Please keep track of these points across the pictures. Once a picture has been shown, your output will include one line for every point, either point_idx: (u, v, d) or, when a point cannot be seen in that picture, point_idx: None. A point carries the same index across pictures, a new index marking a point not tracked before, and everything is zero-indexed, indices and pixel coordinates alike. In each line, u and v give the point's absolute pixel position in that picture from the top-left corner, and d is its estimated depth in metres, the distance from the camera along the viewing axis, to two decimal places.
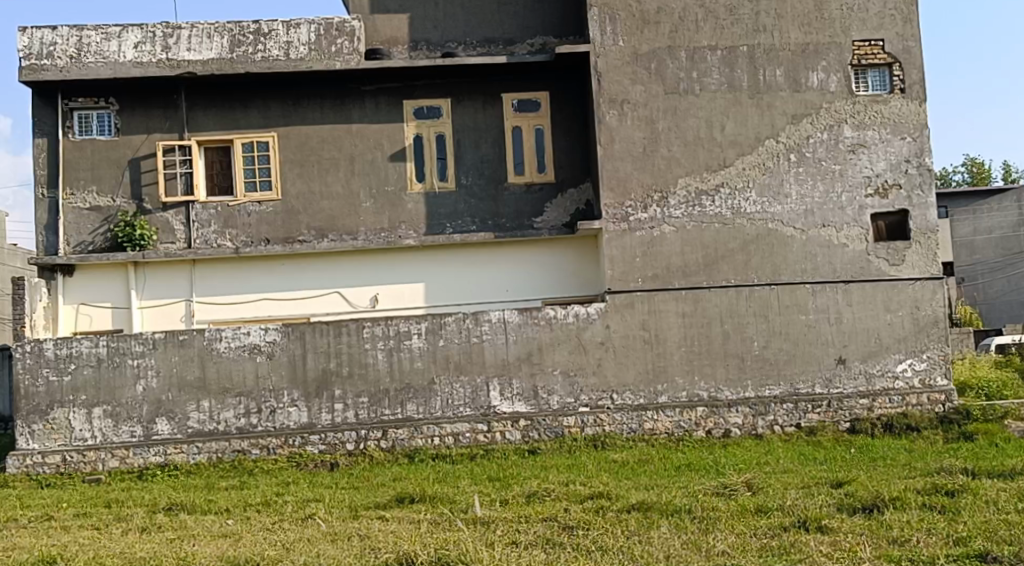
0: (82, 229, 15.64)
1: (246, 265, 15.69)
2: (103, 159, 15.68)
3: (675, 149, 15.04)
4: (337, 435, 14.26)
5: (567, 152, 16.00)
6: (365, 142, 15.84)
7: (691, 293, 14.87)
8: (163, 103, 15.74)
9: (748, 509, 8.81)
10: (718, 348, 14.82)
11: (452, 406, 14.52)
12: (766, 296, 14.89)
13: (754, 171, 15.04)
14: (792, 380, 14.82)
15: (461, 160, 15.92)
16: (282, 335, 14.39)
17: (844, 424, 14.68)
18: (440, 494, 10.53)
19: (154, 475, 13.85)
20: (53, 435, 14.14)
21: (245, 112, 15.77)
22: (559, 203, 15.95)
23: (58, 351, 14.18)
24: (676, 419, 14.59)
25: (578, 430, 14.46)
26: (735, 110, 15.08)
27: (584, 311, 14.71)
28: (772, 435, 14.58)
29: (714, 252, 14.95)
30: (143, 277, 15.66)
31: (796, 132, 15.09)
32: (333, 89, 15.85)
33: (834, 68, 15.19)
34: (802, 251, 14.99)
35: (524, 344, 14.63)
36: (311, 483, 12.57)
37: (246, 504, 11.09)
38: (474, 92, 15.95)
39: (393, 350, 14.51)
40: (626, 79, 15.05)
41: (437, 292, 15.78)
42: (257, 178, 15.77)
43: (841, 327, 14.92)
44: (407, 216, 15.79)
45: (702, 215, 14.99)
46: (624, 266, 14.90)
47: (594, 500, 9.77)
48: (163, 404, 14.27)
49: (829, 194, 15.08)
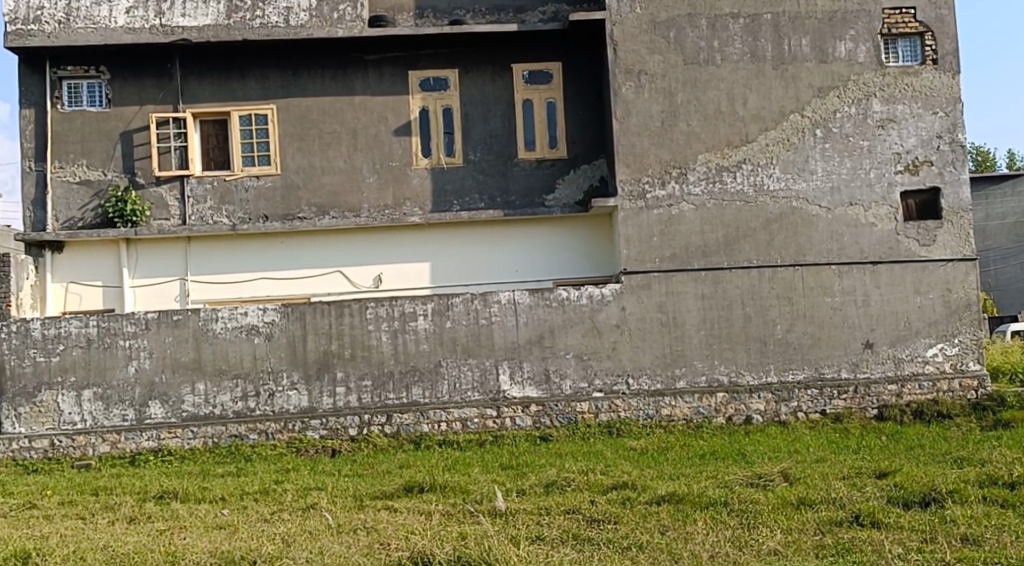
0: (72, 203, 14.90)
1: (243, 242, 14.96)
2: (93, 131, 14.95)
3: (695, 123, 14.31)
4: (338, 420, 13.57)
5: (580, 126, 15.27)
6: (368, 114, 15.10)
7: (711, 274, 14.15)
8: (156, 72, 14.99)
9: (790, 501, 8.10)
10: (739, 331, 14.11)
11: (459, 390, 13.80)
12: (790, 277, 14.17)
13: (778, 146, 14.32)
14: (817, 364, 14.12)
15: (469, 135, 15.18)
16: (281, 315, 13.66)
17: (872, 411, 14.00)
18: (451, 483, 9.83)
19: (146, 461, 13.18)
20: (40, 419, 13.42)
21: (242, 82, 15.03)
22: (572, 179, 15.23)
23: (45, 331, 13.47)
24: (695, 405, 13.90)
25: (592, 416, 13.79)
26: (759, 82, 14.34)
27: (598, 292, 13.99)
28: (796, 423, 13.90)
29: (735, 231, 14.24)
30: (135, 255, 14.93)
31: (822, 105, 14.36)
32: (335, 58, 15.10)
33: (863, 38, 14.44)
34: (827, 230, 14.28)
35: (536, 327, 13.90)
36: (312, 471, 11.87)
37: (243, 492, 10.37)
38: (483, 63, 15.20)
39: (397, 331, 13.79)
40: (643, 48, 14.31)
41: (444, 271, 15.04)
42: (255, 152, 15.04)
43: (868, 310, 14.21)
44: (412, 193, 15.07)
45: (722, 192, 14.27)
46: (640, 246, 14.18)
47: (618, 491, 9.08)
48: (156, 387, 13.54)
49: (857, 170, 14.35)
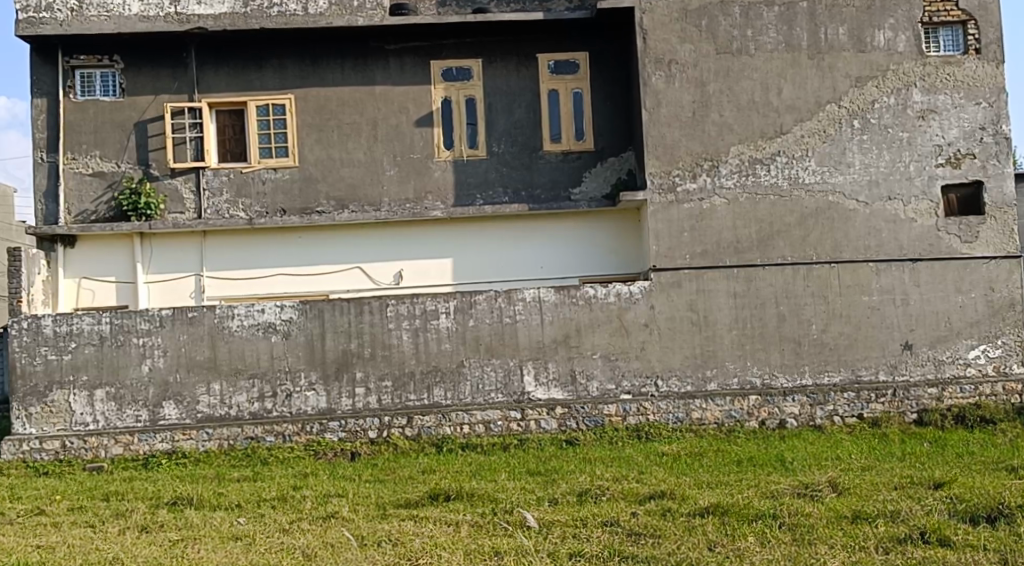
0: (84, 197, 14.50)
1: (260, 237, 14.53)
2: (107, 122, 14.53)
3: (727, 114, 13.81)
4: (358, 422, 13.12)
5: (608, 118, 14.78)
6: (389, 105, 14.64)
7: (743, 272, 13.64)
8: (172, 61, 14.56)
9: (844, 516, 7.74)
10: (773, 331, 13.59)
11: (483, 391, 13.33)
12: (825, 274, 13.66)
13: (813, 139, 13.80)
14: (853, 366, 13.60)
15: (492, 126, 14.70)
16: (299, 313, 13.22)
17: (911, 415, 13.46)
18: (480, 491, 9.38)
19: (160, 463, 12.75)
20: (51, 419, 13.02)
21: (259, 72, 14.59)
22: (598, 173, 14.74)
23: (57, 328, 13.06)
24: (726, 408, 13.37)
25: (619, 419, 13.30)
26: (794, 72, 13.83)
27: (627, 290, 13.50)
28: (832, 427, 13.37)
29: (768, 227, 13.74)
30: (149, 249, 14.52)
31: (860, 96, 13.84)
32: (355, 47, 14.64)
33: (903, 27, 13.90)
34: (865, 226, 13.76)
35: (562, 326, 13.41)
36: (331, 475, 11.42)
37: (259, 499, 9.92)
38: (507, 52, 14.73)
39: (419, 330, 13.32)
40: (674, 37, 13.81)
41: (466, 268, 14.58)
42: (273, 144, 14.60)
43: (907, 309, 13.68)
44: (434, 186, 14.61)
45: (756, 186, 13.76)
46: (670, 241, 13.69)
47: (657, 502, 8.61)
48: (170, 386, 13.11)
49: (896, 163, 13.83)
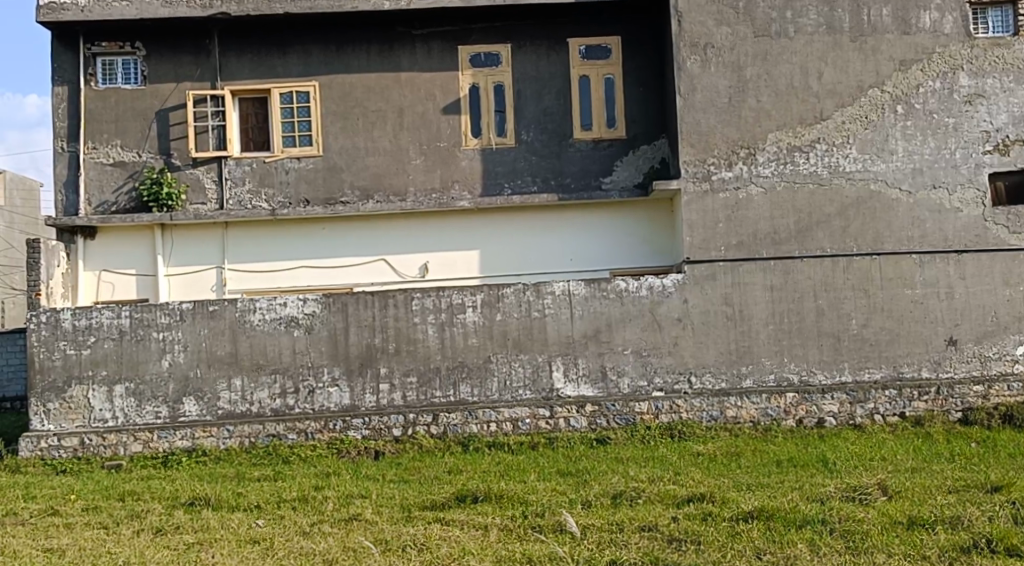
0: (105, 187, 14.19)
1: (283, 229, 14.17)
2: (128, 110, 14.20)
3: (765, 100, 13.33)
4: (381, 419, 12.73)
5: (641, 105, 14.33)
6: (415, 92, 14.25)
7: (781, 264, 13.16)
8: (194, 48, 14.22)
9: (900, 522, 7.43)
10: (811, 325, 13.10)
11: (510, 388, 12.91)
12: (867, 267, 13.16)
13: (855, 125, 13.30)
14: (896, 363, 13.10)
15: (521, 114, 14.28)
16: (322, 306, 12.85)
17: (956, 414, 12.95)
18: (509, 492, 8.98)
19: (180, 461, 12.41)
20: (70, 415, 12.72)
21: (282, 58, 14.23)
22: (631, 161, 14.30)
23: (76, 322, 12.75)
24: (762, 406, 12.89)
25: (652, 417, 12.84)
26: (836, 55, 13.33)
27: (660, 283, 13.05)
28: (873, 426, 12.87)
29: (807, 217, 13.25)
30: (170, 241, 14.19)
31: (904, 80, 13.32)
32: (381, 32, 14.25)
33: (949, 7, 13.42)
34: (908, 216, 13.25)
35: (592, 320, 12.98)
36: (355, 475, 11.04)
37: (279, 499, 9.54)
38: (537, 37, 14.29)
39: (445, 324, 12.92)
40: (710, 19, 13.34)
41: (494, 260, 14.17)
42: (296, 132, 14.24)
43: (951, 303, 13.18)
44: (461, 175, 14.21)
45: (795, 174, 13.28)
46: (705, 233, 13.22)
47: (696, 506, 8.22)
48: (191, 382, 12.78)
49: (942, 151, 13.32)
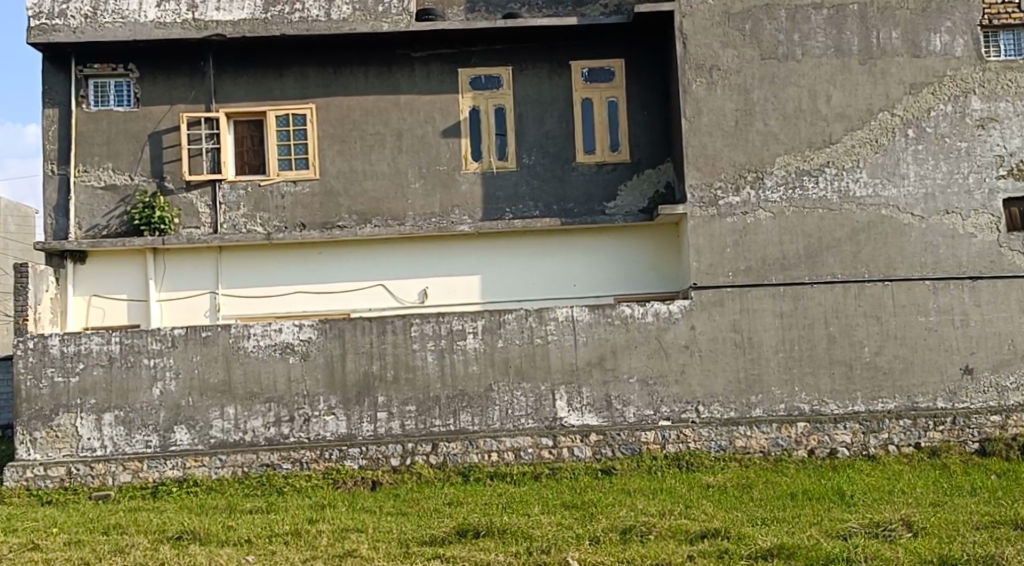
0: (96, 211, 13.83)
1: (278, 253, 13.80)
2: (120, 133, 13.86)
3: (773, 123, 13.00)
4: (379, 449, 12.31)
5: (645, 128, 14.00)
6: (415, 115, 13.92)
7: (790, 290, 12.79)
8: (188, 69, 13.90)
9: (930, 562, 7.23)
10: (822, 353, 12.72)
11: (512, 417, 12.51)
12: (879, 293, 12.79)
13: (865, 149, 12.97)
14: (910, 392, 12.71)
15: (523, 137, 13.95)
16: (318, 332, 12.47)
17: (972, 445, 12.54)
18: (512, 527, 8.59)
19: (170, 492, 11.99)
20: (57, 445, 12.30)
21: (279, 80, 13.91)
22: (635, 185, 13.95)
23: (65, 348, 12.36)
24: (773, 436, 12.49)
25: (658, 447, 12.43)
26: (844, 78, 13.02)
27: (666, 309, 12.68)
28: (887, 457, 12.46)
29: (817, 242, 12.89)
30: (163, 266, 13.81)
31: (914, 103, 13.00)
32: (379, 54, 13.94)
33: (960, 30, 13.12)
34: (921, 241, 12.90)
35: (596, 347, 12.59)
36: (351, 507, 10.61)
37: (271, 533, 9.12)
38: (538, 59, 13.99)
39: (444, 351, 12.52)
40: (715, 41, 13.02)
41: (495, 286, 13.80)
42: (293, 155, 13.90)
43: (966, 331, 12.80)
44: (461, 199, 13.86)
45: (803, 199, 12.94)
46: (712, 258, 12.86)
47: (710, 543, 7.90)
48: (182, 410, 12.37)
49: (954, 175, 12.98)
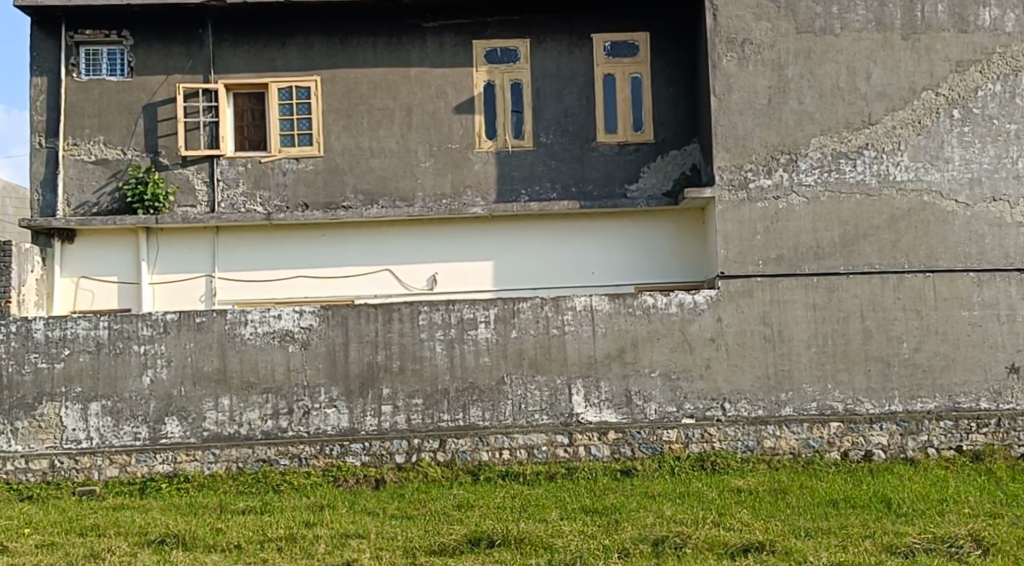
0: (86, 187, 13.03)
1: (279, 235, 12.99)
2: (112, 105, 13.04)
3: (809, 102, 12.15)
4: (383, 445, 11.53)
5: (670, 105, 13.14)
6: (425, 89, 13.09)
7: (824, 281, 11.94)
8: (186, 37, 13.07)
9: None
10: (857, 349, 11.87)
11: (525, 412, 11.67)
12: (919, 285, 11.95)
13: (906, 130, 12.10)
14: (951, 392, 11.87)
15: (539, 114, 13.11)
16: (320, 319, 11.65)
17: (1018, 449, 11.74)
18: (530, 535, 7.86)
19: (159, 489, 11.23)
20: (39, 436, 11.49)
21: (282, 50, 13.07)
22: (658, 167, 13.11)
23: (49, 332, 11.52)
24: (803, 437, 11.69)
25: (681, 446, 11.64)
26: (886, 54, 12.14)
27: (691, 299, 11.83)
28: (927, 460, 11.65)
29: (854, 230, 12.04)
30: (156, 247, 12.99)
31: (960, 82, 12.15)
32: (388, 24, 13.10)
33: (1011, 4, 12.23)
34: (964, 230, 12.06)
35: (616, 338, 11.76)
36: (352, 509, 9.81)
37: (264, 537, 8.33)
38: (558, 31, 13.14)
39: (454, 341, 11.69)
40: (748, 13, 12.18)
41: (508, 272, 12.97)
42: (295, 131, 13.07)
43: (1013, 327, 11.95)
44: (473, 179, 13.03)
45: (840, 183, 12.09)
46: (740, 245, 12.04)
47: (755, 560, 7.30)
48: (174, 401, 11.55)
49: (1003, 159, 12.12)
